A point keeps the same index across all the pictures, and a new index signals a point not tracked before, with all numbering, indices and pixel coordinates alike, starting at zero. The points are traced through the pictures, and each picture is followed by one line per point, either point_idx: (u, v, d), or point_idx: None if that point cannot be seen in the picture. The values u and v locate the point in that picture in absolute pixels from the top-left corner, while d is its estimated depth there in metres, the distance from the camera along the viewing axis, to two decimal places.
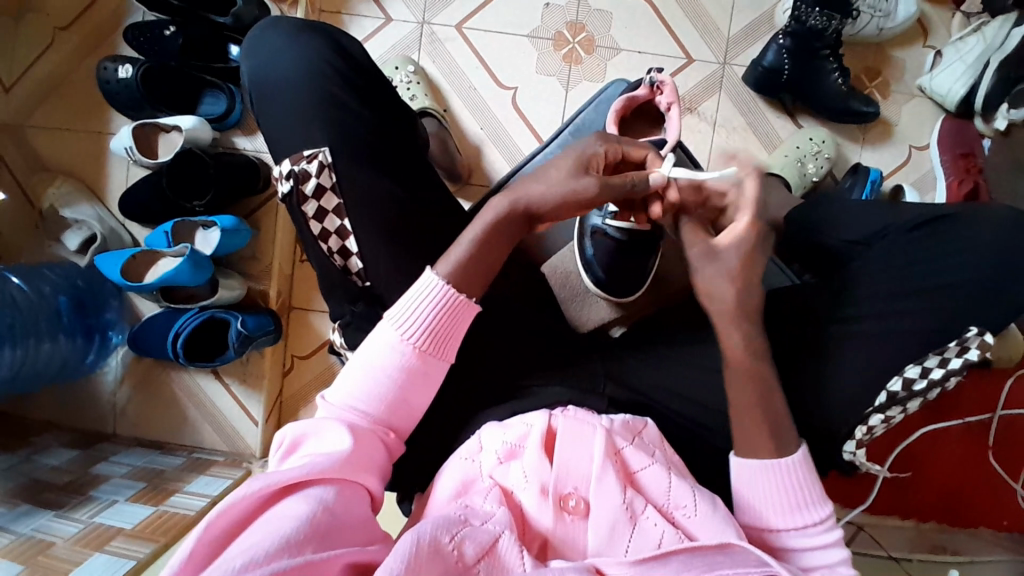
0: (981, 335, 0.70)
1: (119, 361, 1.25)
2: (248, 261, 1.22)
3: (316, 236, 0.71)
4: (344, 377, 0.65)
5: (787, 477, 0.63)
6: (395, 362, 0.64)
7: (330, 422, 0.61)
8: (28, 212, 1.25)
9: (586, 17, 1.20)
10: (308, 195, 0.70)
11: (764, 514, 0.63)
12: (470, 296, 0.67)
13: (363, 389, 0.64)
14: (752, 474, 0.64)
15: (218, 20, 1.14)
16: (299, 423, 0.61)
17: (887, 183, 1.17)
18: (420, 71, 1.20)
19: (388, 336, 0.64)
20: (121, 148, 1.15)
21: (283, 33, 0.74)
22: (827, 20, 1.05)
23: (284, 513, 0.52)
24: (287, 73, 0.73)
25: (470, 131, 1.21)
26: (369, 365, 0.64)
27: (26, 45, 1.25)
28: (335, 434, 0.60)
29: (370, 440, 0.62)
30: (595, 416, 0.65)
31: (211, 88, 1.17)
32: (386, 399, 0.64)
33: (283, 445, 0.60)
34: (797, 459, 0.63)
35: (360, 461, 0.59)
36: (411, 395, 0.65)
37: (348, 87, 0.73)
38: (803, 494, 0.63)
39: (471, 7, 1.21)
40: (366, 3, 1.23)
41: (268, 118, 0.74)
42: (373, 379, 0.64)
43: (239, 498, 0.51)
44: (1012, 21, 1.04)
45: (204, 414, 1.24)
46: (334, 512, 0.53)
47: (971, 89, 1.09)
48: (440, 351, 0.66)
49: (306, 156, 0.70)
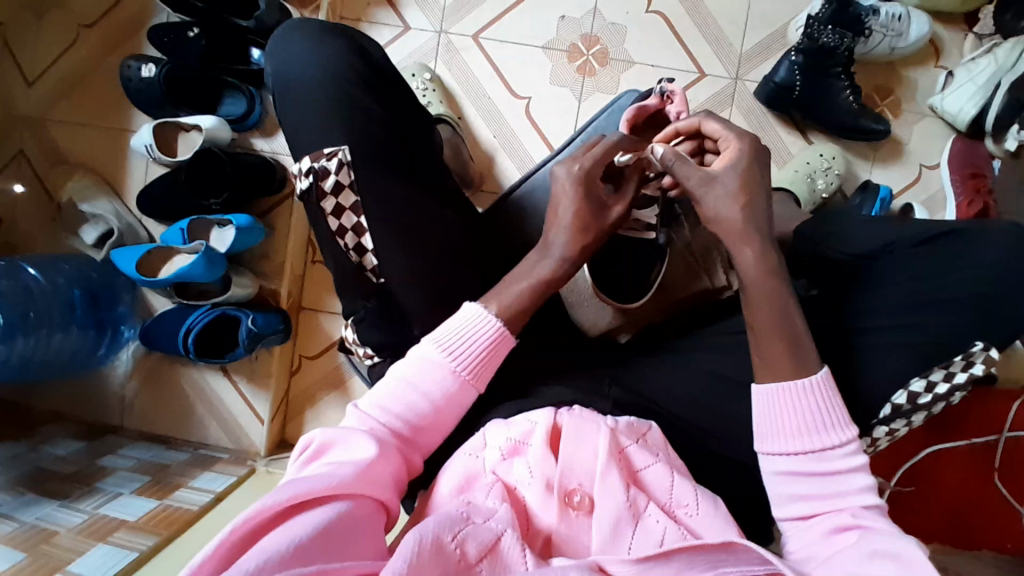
0: (987, 350, 0.72)
1: (129, 356, 1.27)
2: (261, 260, 1.23)
3: (334, 232, 0.72)
4: (378, 388, 0.66)
5: (806, 397, 0.63)
6: (437, 384, 0.65)
7: (358, 433, 0.61)
8: (44, 204, 1.28)
9: (601, 30, 1.22)
10: (327, 191, 0.71)
11: (782, 440, 0.63)
12: (511, 333, 0.69)
13: (400, 404, 0.65)
14: (773, 398, 0.64)
15: (240, 22, 1.16)
16: (329, 428, 0.61)
17: (897, 201, 1.18)
18: (436, 79, 1.22)
19: (429, 356, 0.66)
20: (141, 144, 1.16)
21: (300, 37, 0.76)
22: (840, 37, 1.07)
23: (300, 524, 0.52)
24: (309, 75, 0.74)
25: (483, 138, 1.23)
26: (408, 383, 0.65)
27: (48, 41, 1.29)
28: (362, 445, 0.60)
29: (394, 457, 0.62)
30: (599, 416, 0.65)
31: (231, 89, 1.19)
32: (420, 418, 0.65)
33: (308, 450, 0.60)
34: (818, 378, 0.63)
35: (382, 476, 0.59)
36: (444, 418, 0.66)
37: (368, 89, 0.75)
38: (824, 417, 0.63)
39: (489, 18, 1.24)
40: (385, 11, 1.26)
41: (285, 117, 0.76)
42: (409, 395, 0.65)
43: (257, 511, 0.51)
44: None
45: (211, 410, 1.25)
46: (347, 527, 0.53)
47: (982, 110, 1.10)
48: (479, 380, 0.68)
49: (326, 154, 0.71)
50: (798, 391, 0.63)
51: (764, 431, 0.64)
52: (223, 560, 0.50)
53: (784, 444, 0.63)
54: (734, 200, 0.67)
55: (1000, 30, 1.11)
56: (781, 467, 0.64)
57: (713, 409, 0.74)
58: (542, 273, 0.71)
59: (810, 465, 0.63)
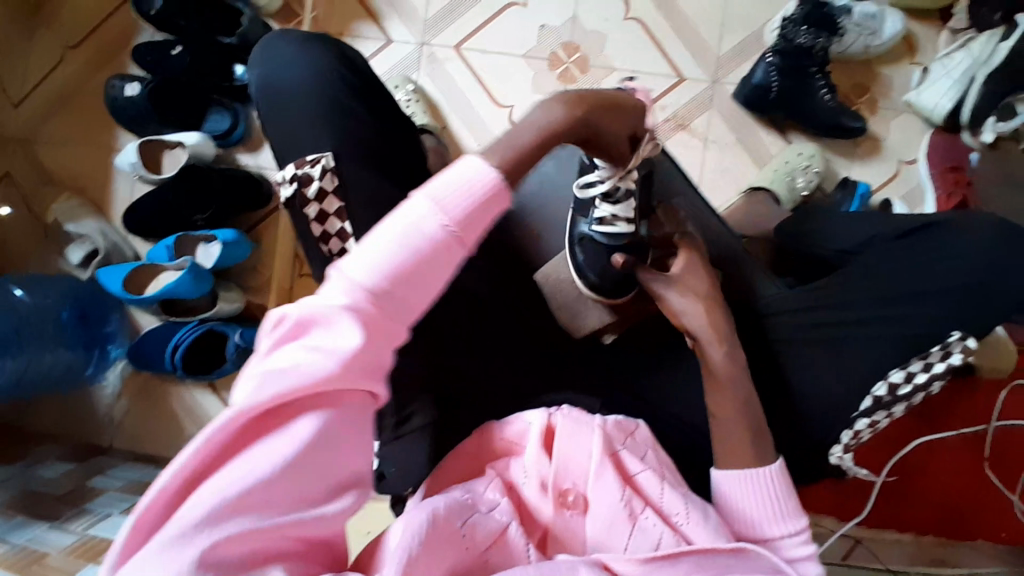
0: (964, 340, 0.73)
1: (116, 377, 1.26)
2: (248, 274, 1.23)
3: (318, 238, 0.72)
4: (358, 251, 0.48)
5: (757, 485, 0.63)
6: (423, 248, 0.48)
7: (340, 305, 0.46)
8: (32, 225, 1.29)
9: (581, 38, 1.23)
10: (310, 198, 0.71)
11: (736, 522, 0.63)
12: (514, 197, 0.52)
13: (381, 277, 0.47)
14: (728, 483, 0.64)
15: (223, 40, 1.18)
16: (307, 300, 0.46)
17: (877, 196, 1.20)
18: (419, 90, 1.23)
19: (414, 217, 0.48)
20: (125, 163, 1.17)
21: (289, 45, 0.77)
22: (814, 37, 1.11)
23: (277, 439, 0.42)
24: (290, 86, 0.75)
25: (468, 147, 1.24)
26: (388, 248, 0.47)
27: (33, 63, 1.30)
28: (346, 327, 0.45)
29: (394, 334, 0.48)
30: (589, 415, 0.65)
31: (217, 105, 1.20)
32: (409, 292, 0.48)
33: (284, 327, 0.45)
34: (773, 469, 0.64)
35: (376, 362, 0.46)
36: (440, 285, 0.49)
37: (357, 97, 0.76)
38: (779, 507, 0.63)
39: (471, 29, 1.25)
40: (367, 24, 1.27)
41: (271, 123, 0.75)
42: (394, 267, 0.47)
43: (222, 424, 0.41)
44: (999, 36, 1.07)
45: (201, 427, 1.24)
46: (334, 437, 0.44)
47: (958, 103, 1.12)
48: (477, 237, 0.50)
49: (309, 160, 0.71)
50: (753, 476, 0.64)
51: (721, 514, 0.64)
52: (188, 470, 0.41)
53: (741, 528, 0.63)
54: (693, 303, 0.71)
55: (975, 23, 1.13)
56: (730, 555, 0.63)
57: (702, 407, 0.74)
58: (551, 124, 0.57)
59: (763, 556, 0.62)
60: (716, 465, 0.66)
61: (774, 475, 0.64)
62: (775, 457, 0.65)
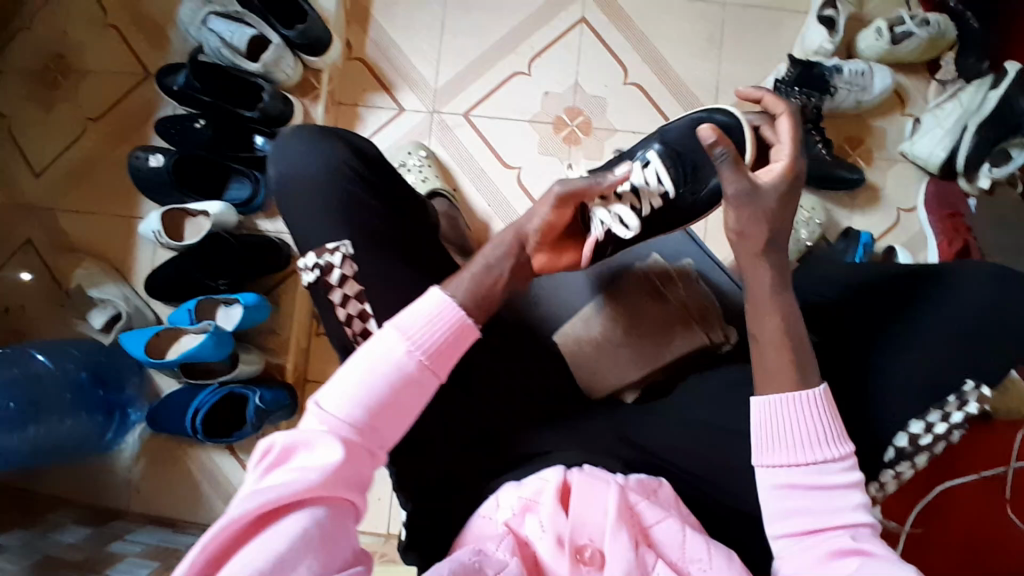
0: (979, 387, 0.73)
1: (136, 439, 1.26)
2: (267, 335, 1.26)
3: (342, 320, 0.75)
4: (332, 386, 0.60)
5: (800, 408, 0.65)
6: (393, 373, 0.60)
7: (322, 432, 0.57)
8: (54, 291, 1.32)
9: (584, 103, 1.30)
10: (334, 284, 0.75)
11: (778, 452, 0.65)
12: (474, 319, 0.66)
13: (356, 402, 0.59)
14: (769, 410, 0.65)
15: (245, 113, 1.23)
16: (289, 431, 0.57)
17: (880, 244, 1.23)
18: (431, 155, 1.28)
19: (385, 346, 0.61)
20: (149, 231, 1.21)
21: (301, 139, 0.82)
22: (807, 96, 1.17)
23: (272, 536, 0.50)
24: (314, 169, 0.79)
25: (478, 207, 1.29)
26: (359, 378, 0.59)
27: (55, 136, 1.36)
28: (329, 444, 0.56)
29: (368, 449, 0.58)
30: (609, 474, 0.67)
31: (238, 175, 1.25)
32: (380, 411, 0.59)
33: (270, 456, 0.55)
34: (818, 393, 0.65)
35: (354, 473, 0.56)
36: (408, 405, 0.61)
37: (366, 184, 0.80)
38: (824, 427, 0.64)
39: (479, 97, 1.32)
40: (380, 95, 1.33)
41: (288, 213, 0.80)
42: (366, 392, 0.59)
43: (226, 524, 0.49)
44: (986, 86, 1.14)
45: (218, 489, 1.25)
46: (325, 533, 0.52)
47: (952, 152, 1.17)
48: (439, 364, 0.63)
49: (330, 248, 0.76)
50: (796, 401, 0.65)
51: (760, 443, 0.65)
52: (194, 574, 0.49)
53: (780, 458, 0.64)
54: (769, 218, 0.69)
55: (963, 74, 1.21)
56: (777, 480, 0.64)
57: (722, 462, 0.75)
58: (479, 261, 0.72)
59: (806, 478, 0.63)
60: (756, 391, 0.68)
61: (820, 397, 0.65)
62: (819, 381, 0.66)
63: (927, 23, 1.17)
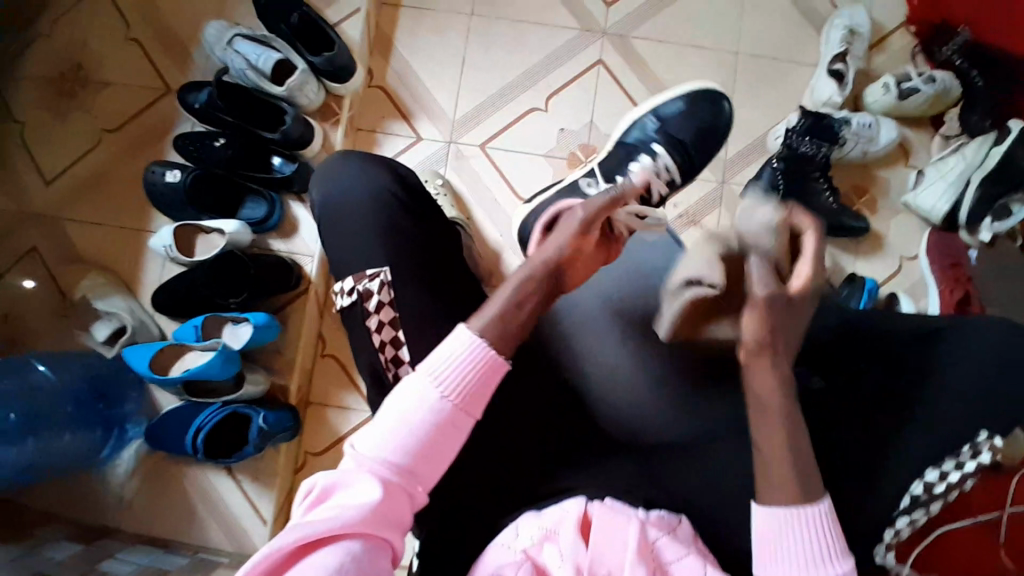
0: (992, 439, 0.75)
1: (132, 455, 1.24)
2: (273, 356, 1.25)
3: (377, 346, 0.77)
4: (373, 428, 0.64)
5: (812, 524, 0.65)
6: (428, 415, 0.64)
7: (360, 473, 0.61)
8: (57, 301, 1.30)
9: (598, 140, 1.33)
10: (371, 309, 0.77)
11: (783, 560, 0.65)
12: (502, 355, 0.68)
13: (394, 444, 0.63)
14: (779, 521, 0.65)
15: (266, 135, 1.24)
16: (329, 471, 0.61)
17: (884, 290, 1.26)
18: (447, 185, 1.30)
19: (421, 389, 0.65)
20: (160, 246, 1.22)
21: (352, 163, 0.85)
22: (817, 147, 1.20)
23: (312, 567, 0.54)
24: (356, 193, 0.83)
25: (490, 236, 1.30)
26: (397, 420, 0.64)
27: (70, 146, 1.37)
28: (366, 485, 0.60)
29: (402, 490, 0.62)
30: (628, 509, 0.67)
31: (253, 195, 1.25)
32: (416, 453, 0.63)
33: (311, 494, 0.60)
34: (822, 507, 0.65)
35: (388, 514, 0.60)
36: (442, 446, 0.65)
37: (407, 214, 0.83)
38: (824, 548, 0.64)
39: (496, 129, 1.34)
40: (399, 123, 1.36)
41: (329, 235, 0.83)
42: (403, 433, 0.63)
43: (270, 554, 0.54)
44: (989, 142, 1.17)
45: (212, 511, 1.22)
46: (359, 566, 0.56)
47: (954, 206, 1.20)
48: (471, 404, 0.66)
49: (369, 274, 0.78)
50: (801, 516, 0.65)
51: (764, 551, 0.66)
52: None
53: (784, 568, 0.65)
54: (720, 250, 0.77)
55: (967, 129, 1.24)
56: None
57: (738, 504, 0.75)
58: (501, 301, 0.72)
59: None
60: (758, 499, 0.68)
61: (825, 513, 0.65)
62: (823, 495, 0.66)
63: (933, 80, 1.22)
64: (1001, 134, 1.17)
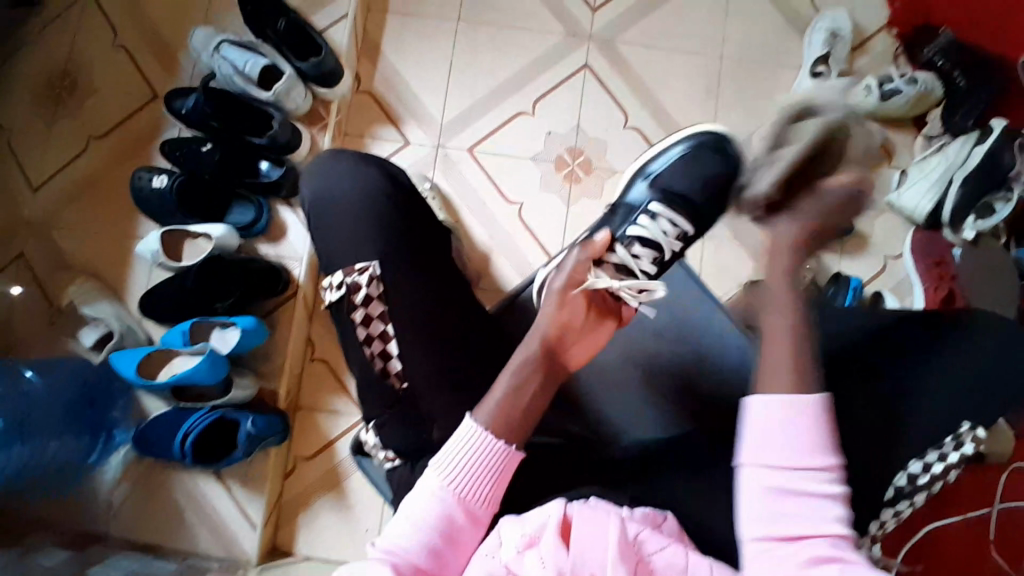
0: (974, 428, 0.77)
1: (118, 463, 1.22)
2: (261, 360, 1.24)
3: (361, 340, 0.79)
4: (390, 529, 0.66)
5: (800, 417, 0.65)
6: (440, 507, 0.67)
7: (376, 565, 0.62)
8: (45, 307, 1.30)
9: (585, 143, 1.33)
10: (358, 302, 0.79)
11: (771, 450, 0.65)
12: (511, 443, 0.70)
13: (410, 538, 0.65)
14: (770, 409, 0.66)
15: (255, 140, 1.25)
16: (346, 565, 0.62)
17: (868, 289, 1.27)
18: (436, 188, 1.31)
19: (432, 482, 0.68)
20: (148, 251, 1.22)
21: (337, 163, 0.85)
22: None
23: None
24: (340, 191, 0.83)
25: (479, 238, 1.31)
26: (410, 516, 0.66)
27: (58, 152, 1.36)
28: (382, 574, 0.61)
29: None
30: (612, 508, 0.68)
31: (241, 200, 1.26)
32: (430, 547, 0.65)
33: None
34: (813, 400, 0.65)
35: None
36: (455, 542, 0.66)
37: (400, 212, 0.83)
38: (813, 436, 0.64)
39: (484, 133, 1.35)
40: (387, 127, 1.36)
41: (316, 236, 0.83)
42: (417, 527, 0.66)
43: None
44: (972, 141, 1.19)
45: (202, 517, 1.22)
46: None
47: (938, 204, 1.22)
48: (482, 500, 0.68)
49: (358, 268, 0.80)
50: (802, 405, 0.65)
51: (750, 438, 0.66)
52: None
53: (772, 458, 0.64)
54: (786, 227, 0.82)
55: (951, 130, 1.26)
56: (764, 483, 0.64)
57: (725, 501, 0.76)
58: (506, 386, 0.73)
59: (793, 482, 0.64)
60: (753, 391, 0.68)
61: (819, 403, 0.65)
62: (820, 392, 0.66)
63: (915, 81, 1.25)
64: (983, 134, 1.20)
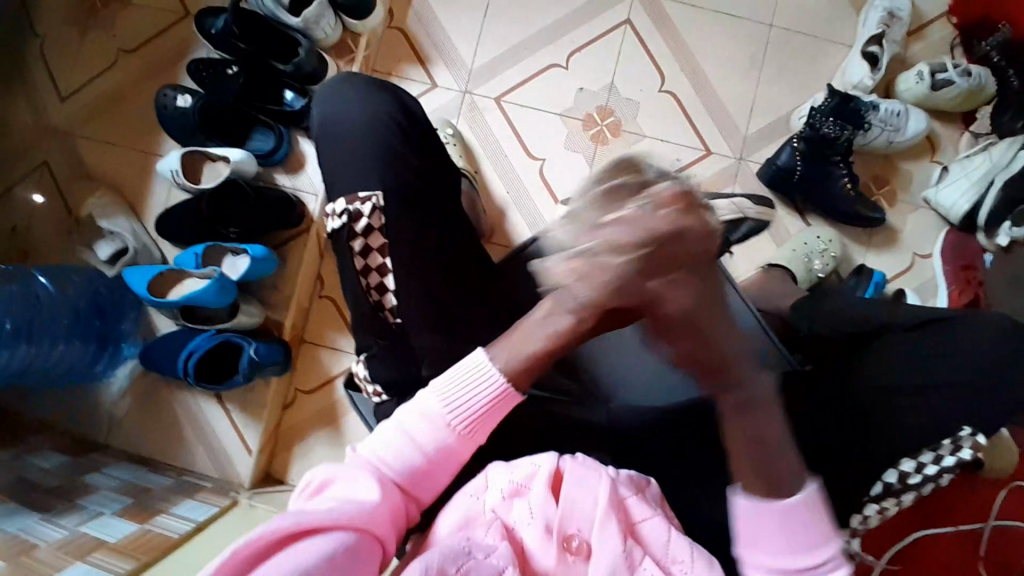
0: (973, 435, 0.75)
1: (126, 373, 1.26)
2: (269, 291, 1.25)
3: (358, 270, 0.78)
4: (375, 436, 0.65)
5: (790, 514, 0.59)
6: (433, 432, 0.64)
7: (360, 471, 0.62)
8: (63, 216, 1.31)
9: (616, 103, 1.29)
10: (358, 232, 0.78)
11: (763, 548, 0.59)
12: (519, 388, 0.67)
13: (396, 455, 0.64)
14: (754, 509, 0.59)
15: (279, 66, 1.23)
16: (329, 466, 0.62)
17: (891, 286, 1.23)
18: (458, 135, 1.28)
19: (428, 403, 0.65)
20: (166, 169, 1.20)
21: (355, 90, 0.84)
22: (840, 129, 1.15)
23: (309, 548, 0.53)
24: (356, 121, 0.82)
25: (497, 192, 1.29)
26: (400, 432, 0.64)
27: (87, 63, 1.35)
28: (365, 486, 0.61)
29: (396, 497, 0.62)
30: (602, 465, 0.66)
31: (263, 126, 1.24)
32: (415, 468, 0.64)
33: (309, 486, 0.60)
34: (805, 498, 0.59)
35: (384, 518, 0.60)
36: (439, 469, 0.65)
37: (409, 142, 0.82)
38: (804, 537, 0.59)
39: (513, 83, 1.31)
40: (416, 68, 1.33)
41: (330, 164, 0.82)
42: (404, 446, 0.64)
43: (264, 531, 0.52)
44: (1017, 145, 1.14)
45: (200, 437, 1.24)
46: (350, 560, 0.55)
47: (975, 206, 1.16)
48: (477, 434, 0.66)
49: (361, 197, 0.78)
50: (785, 508, 0.59)
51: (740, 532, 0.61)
52: None
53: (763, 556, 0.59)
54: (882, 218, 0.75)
55: (997, 130, 1.20)
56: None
57: None
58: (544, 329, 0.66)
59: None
60: (737, 486, 0.61)
61: (805, 501, 0.59)
62: (806, 483, 0.60)
63: (969, 73, 1.17)
64: None
